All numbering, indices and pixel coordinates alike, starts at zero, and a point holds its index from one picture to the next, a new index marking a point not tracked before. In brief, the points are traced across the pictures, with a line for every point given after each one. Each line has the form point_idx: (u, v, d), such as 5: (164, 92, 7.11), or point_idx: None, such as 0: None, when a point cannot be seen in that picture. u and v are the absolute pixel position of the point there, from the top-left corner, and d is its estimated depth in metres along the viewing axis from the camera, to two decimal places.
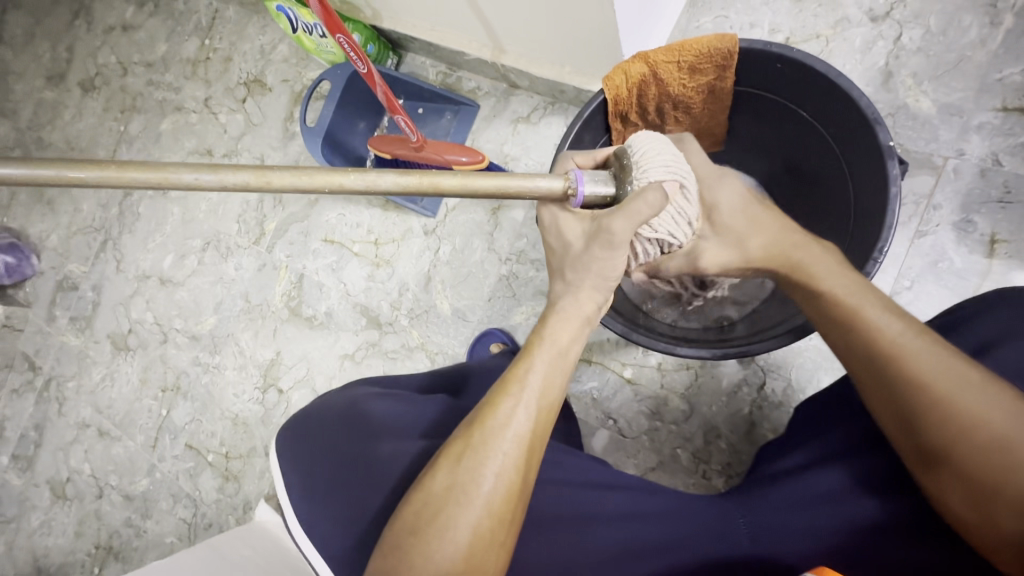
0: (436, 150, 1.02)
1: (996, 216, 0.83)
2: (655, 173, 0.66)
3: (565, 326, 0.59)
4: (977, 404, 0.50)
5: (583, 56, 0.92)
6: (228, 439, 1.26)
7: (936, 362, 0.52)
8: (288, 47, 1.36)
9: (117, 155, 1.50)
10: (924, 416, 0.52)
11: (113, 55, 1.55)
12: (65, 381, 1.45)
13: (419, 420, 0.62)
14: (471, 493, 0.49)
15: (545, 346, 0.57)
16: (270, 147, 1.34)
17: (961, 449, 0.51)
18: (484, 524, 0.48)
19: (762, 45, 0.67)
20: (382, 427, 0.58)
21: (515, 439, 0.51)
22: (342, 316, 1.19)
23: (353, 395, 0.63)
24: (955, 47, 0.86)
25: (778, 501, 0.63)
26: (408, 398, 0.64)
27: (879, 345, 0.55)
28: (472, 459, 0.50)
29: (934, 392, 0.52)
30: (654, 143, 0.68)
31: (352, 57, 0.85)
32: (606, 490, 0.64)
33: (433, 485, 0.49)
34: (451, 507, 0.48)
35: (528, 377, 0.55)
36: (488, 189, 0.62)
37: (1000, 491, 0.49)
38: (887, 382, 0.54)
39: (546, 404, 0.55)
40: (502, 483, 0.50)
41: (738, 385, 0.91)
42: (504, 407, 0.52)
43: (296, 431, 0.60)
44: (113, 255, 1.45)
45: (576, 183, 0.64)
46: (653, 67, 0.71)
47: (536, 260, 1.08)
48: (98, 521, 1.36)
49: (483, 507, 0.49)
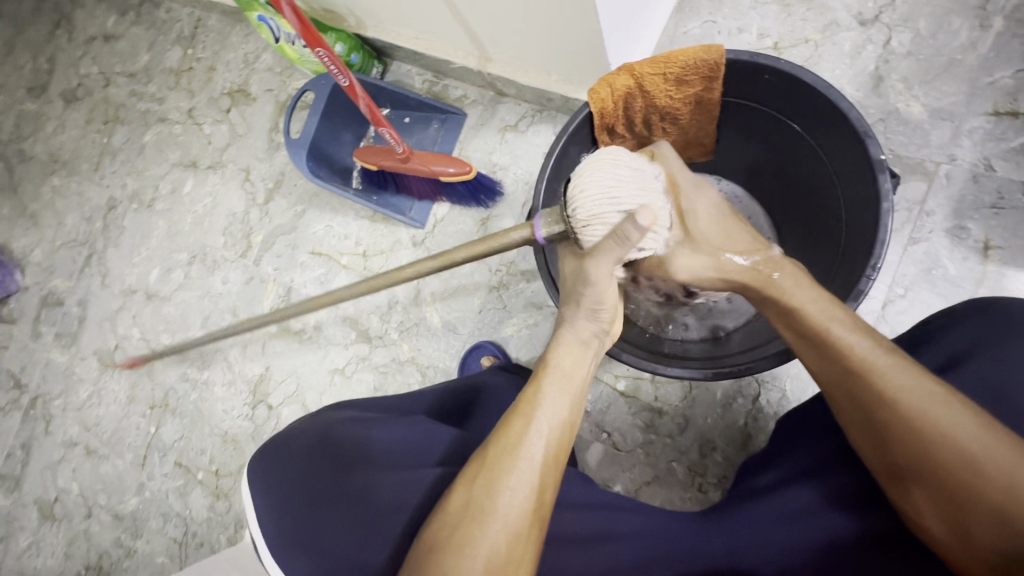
0: (423, 161, 0.99)
1: (990, 222, 0.82)
2: (584, 211, 0.60)
3: (570, 351, 0.60)
4: (950, 421, 0.49)
5: (569, 64, 0.91)
6: (218, 456, 1.24)
7: (908, 377, 0.52)
8: (272, 56, 1.34)
9: (100, 168, 1.47)
10: (892, 431, 0.51)
11: (95, 65, 1.52)
12: (52, 400, 1.43)
13: (414, 446, 0.59)
14: (485, 509, 0.47)
15: (555, 371, 0.58)
16: (255, 158, 1.32)
17: (937, 465, 0.49)
18: (500, 540, 0.47)
19: (749, 57, 0.65)
20: (365, 454, 0.56)
21: (530, 456, 0.51)
22: (331, 330, 1.17)
23: (349, 420, 0.61)
24: (945, 51, 0.85)
25: (754, 517, 0.62)
26: (402, 424, 0.62)
27: (851, 359, 0.55)
28: (488, 474, 0.49)
29: (905, 408, 0.50)
30: (585, 172, 0.62)
31: (333, 70, 0.83)
32: (579, 508, 0.62)
33: (450, 504, 0.48)
34: (468, 523, 0.47)
35: (540, 396, 0.55)
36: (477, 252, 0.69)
37: (975, 508, 0.47)
38: (858, 398, 0.54)
39: (562, 423, 0.54)
40: (521, 496, 0.48)
41: (733, 397, 0.90)
42: (516, 425, 0.52)
43: (283, 446, 0.58)
44: (98, 270, 1.43)
45: (534, 229, 0.64)
46: (639, 80, 0.70)
47: (526, 271, 1.07)
48: (87, 542, 1.33)
49: (500, 521, 0.47)
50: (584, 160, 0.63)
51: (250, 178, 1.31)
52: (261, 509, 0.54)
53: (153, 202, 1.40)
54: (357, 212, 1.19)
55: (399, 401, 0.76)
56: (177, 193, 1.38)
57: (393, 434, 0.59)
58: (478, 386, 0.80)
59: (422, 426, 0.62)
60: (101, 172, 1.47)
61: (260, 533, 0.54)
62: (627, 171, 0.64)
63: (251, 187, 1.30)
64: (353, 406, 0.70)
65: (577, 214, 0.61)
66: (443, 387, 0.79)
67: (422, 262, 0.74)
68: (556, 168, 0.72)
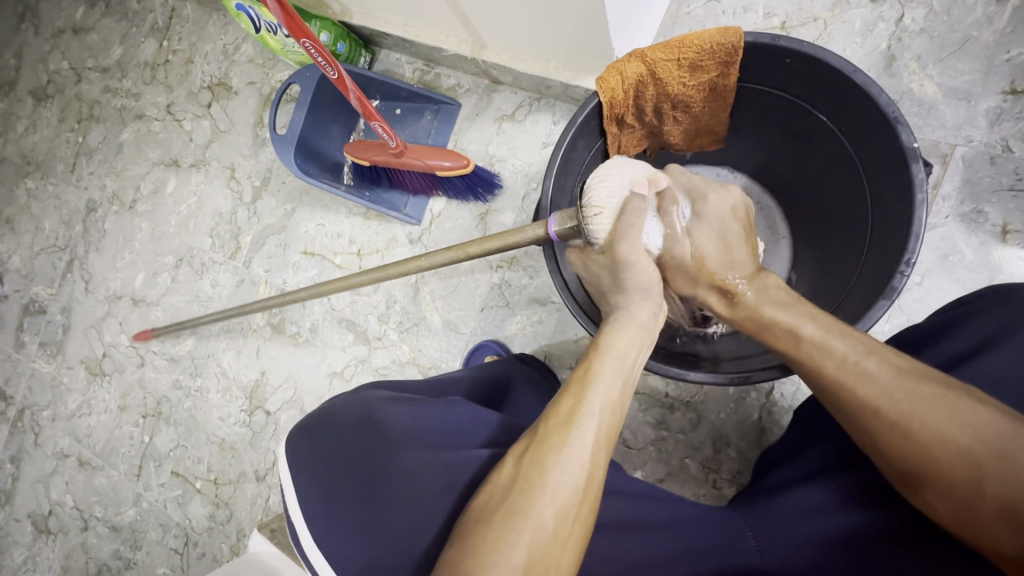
0: (418, 154, 0.95)
1: (1008, 205, 0.80)
2: (600, 199, 0.63)
3: (625, 332, 0.56)
4: (938, 419, 0.47)
5: (569, 50, 0.86)
6: (216, 464, 1.20)
7: (890, 380, 0.49)
8: (252, 46, 1.27)
9: (76, 169, 1.41)
10: (882, 440, 0.49)
11: (65, 60, 1.44)
12: (39, 411, 1.38)
13: (459, 429, 0.56)
14: (534, 484, 0.44)
15: (608, 351, 0.53)
16: (240, 155, 1.26)
17: (935, 466, 0.47)
18: (548, 518, 0.43)
19: (769, 39, 0.62)
20: (407, 433, 0.51)
21: (581, 433, 0.47)
22: (327, 332, 1.14)
23: (390, 399, 0.57)
24: (960, 27, 0.82)
25: (771, 515, 0.62)
26: (447, 407, 0.58)
27: (825, 372, 0.53)
28: (536, 452, 0.46)
29: (888, 414, 0.49)
30: (605, 170, 0.66)
31: (321, 61, 0.78)
32: (613, 495, 0.60)
33: (496, 480, 0.45)
34: (515, 497, 0.43)
35: (598, 368, 0.51)
36: (494, 247, 0.70)
37: (983, 503, 0.45)
38: (845, 410, 0.52)
39: (615, 401, 0.50)
40: (571, 475, 0.45)
41: (746, 391, 0.88)
42: (565, 402, 0.49)
43: (319, 427, 0.54)
44: (80, 275, 1.38)
45: (547, 227, 0.66)
46: (651, 67, 0.67)
47: (529, 266, 1.04)
48: (86, 555, 1.30)
49: (548, 498, 0.43)
50: (604, 164, 0.69)
51: (236, 176, 1.26)
52: (302, 494, 0.49)
53: (134, 203, 1.35)
54: (349, 210, 1.14)
55: (433, 380, 0.72)
56: (159, 193, 1.33)
57: (438, 415, 0.56)
58: (495, 376, 0.76)
59: (464, 407, 0.59)
60: (78, 173, 1.40)
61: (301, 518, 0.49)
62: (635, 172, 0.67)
63: (237, 185, 1.25)
64: (390, 386, 0.66)
65: (592, 201, 0.64)
66: (472, 372, 0.75)
67: (437, 254, 0.76)
68: (564, 162, 0.69)
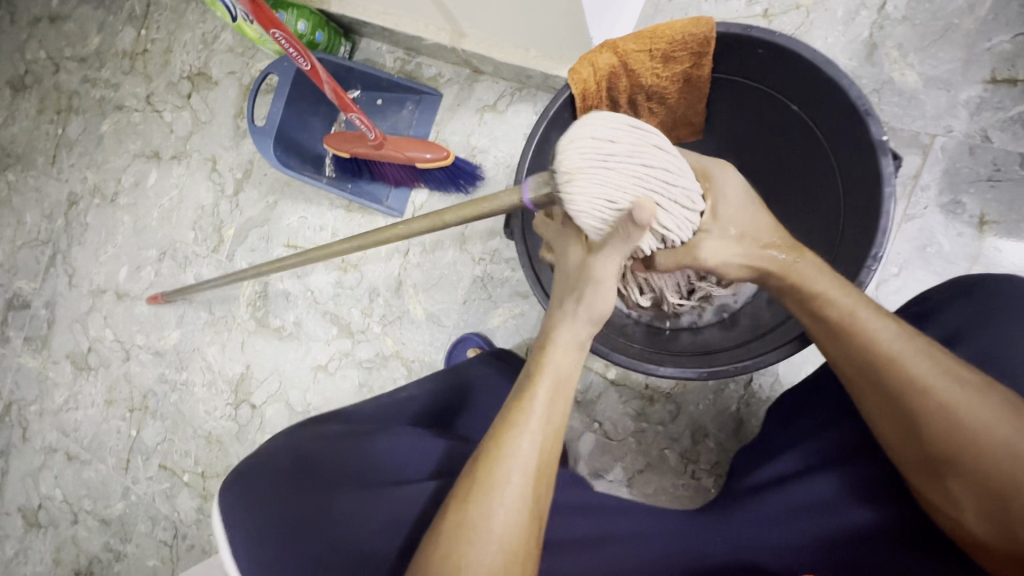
0: (398, 147, 0.95)
1: (986, 196, 0.80)
2: (569, 163, 0.54)
3: (566, 352, 0.54)
4: (983, 411, 0.48)
5: (548, 39, 0.85)
6: (203, 457, 1.20)
7: (933, 365, 0.50)
8: (232, 36, 1.25)
9: (56, 161, 1.39)
10: (926, 424, 0.49)
11: (42, 49, 1.41)
12: (27, 406, 1.38)
13: (405, 463, 0.57)
14: (477, 531, 0.45)
15: (548, 376, 0.52)
16: (222, 147, 1.24)
17: (975, 456, 0.48)
18: (496, 561, 0.45)
19: (740, 29, 0.62)
20: (342, 476, 0.52)
21: (523, 469, 0.48)
22: (311, 325, 1.13)
23: (332, 437, 0.58)
24: (942, 15, 0.82)
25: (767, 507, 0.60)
26: (395, 436, 0.60)
27: (878, 351, 0.51)
28: (480, 495, 0.47)
29: (935, 401, 0.49)
30: (579, 131, 0.55)
31: (293, 53, 0.77)
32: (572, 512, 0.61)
33: (443, 523, 0.46)
34: (462, 547, 0.45)
35: (530, 405, 0.50)
36: (467, 217, 0.62)
37: (1016, 501, 0.46)
38: (886, 389, 0.51)
39: (553, 432, 0.50)
40: (511, 516, 0.46)
41: (725, 382, 0.88)
42: (506, 438, 0.49)
43: (248, 474, 0.53)
44: (64, 269, 1.36)
45: (522, 193, 0.57)
46: (623, 58, 0.66)
47: (511, 259, 1.03)
48: (75, 548, 1.31)
49: (494, 542, 0.45)
50: (582, 123, 0.56)
51: (217, 168, 1.24)
52: (225, 537, 0.47)
53: (115, 196, 1.33)
54: (332, 202, 1.13)
55: (378, 404, 0.71)
56: (140, 186, 1.31)
57: (382, 449, 0.57)
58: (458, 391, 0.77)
59: (407, 440, 0.60)
60: (59, 166, 1.39)
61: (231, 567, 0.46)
62: (616, 138, 0.56)
63: (218, 178, 1.24)
64: (336, 418, 0.66)
65: (561, 164, 0.54)
66: (429, 390, 0.76)
67: (409, 222, 0.69)
68: (538, 154, 0.68)
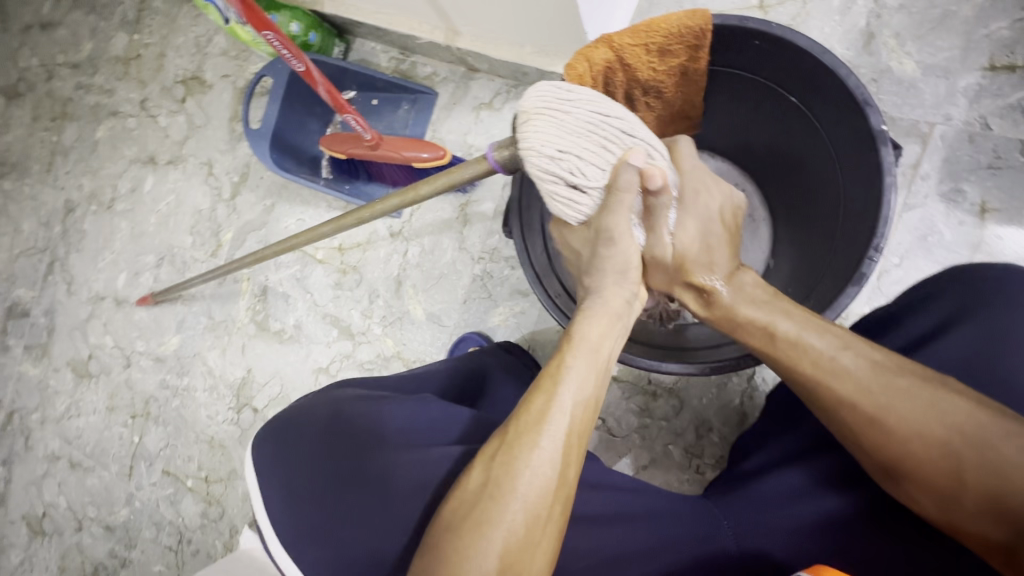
0: (394, 146, 0.94)
1: (986, 184, 0.80)
2: (528, 104, 0.56)
3: (595, 323, 0.55)
4: (915, 415, 0.49)
5: (542, 36, 0.85)
6: (206, 462, 1.20)
7: (861, 380, 0.51)
8: (225, 39, 1.25)
9: (52, 169, 1.38)
10: (867, 437, 0.51)
11: (34, 57, 1.41)
12: (28, 414, 1.37)
13: (429, 429, 0.55)
14: (505, 491, 0.45)
15: (581, 344, 0.53)
16: (217, 151, 1.24)
17: (918, 460, 0.48)
18: (518, 522, 0.45)
19: (737, 21, 0.61)
20: (380, 433, 0.51)
21: (553, 432, 0.48)
22: (312, 328, 1.13)
23: (361, 397, 0.56)
24: (939, 3, 0.81)
25: (762, 497, 0.62)
26: (419, 401, 0.57)
27: (804, 370, 0.54)
28: (506, 454, 0.47)
29: (869, 412, 0.50)
30: (545, 91, 0.57)
31: (286, 54, 0.76)
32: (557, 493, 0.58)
33: (466, 486, 0.46)
34: (486, 503, 0.45)
35: (565, 369, 0.51)
36: (438, 188, 0.62)
37: (966, 496, 0.47)
38: (820, 404, 0.54)
39: (586, 401, 0.50)
40: (542, 474, 0.46)
41: (727, 376, 0.88)
42: (536, 401, 0.50)
43: (285, 431, 0.53)
44: (62, 277, 1.36)
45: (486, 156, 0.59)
46: (619, 52, 0.64)
47: (510, 257, 1.03)
48: (80, 555, 1.30)
49: (519, 502, 0.45)
50: (550, 83, 0.58)
51: (214, 172, 1.24)
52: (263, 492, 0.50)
53: (113, 203, 1.32)
54: (328, 203, 1.13)
55: (408, 374, 0.71)
56: (137, 192, 1.31)
57: (410, 412, 0.55)
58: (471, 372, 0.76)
59: (438, 404, 0.58)
60: (55, 173, 1.38)
61: (266, 523, 0.49)
62: (578, 103, 0.57)
63: (215, 182, 1.23)
64: (355, 385, 0.64)
65: (521, 106, 0.57)
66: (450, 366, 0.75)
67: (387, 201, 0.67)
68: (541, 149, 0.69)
